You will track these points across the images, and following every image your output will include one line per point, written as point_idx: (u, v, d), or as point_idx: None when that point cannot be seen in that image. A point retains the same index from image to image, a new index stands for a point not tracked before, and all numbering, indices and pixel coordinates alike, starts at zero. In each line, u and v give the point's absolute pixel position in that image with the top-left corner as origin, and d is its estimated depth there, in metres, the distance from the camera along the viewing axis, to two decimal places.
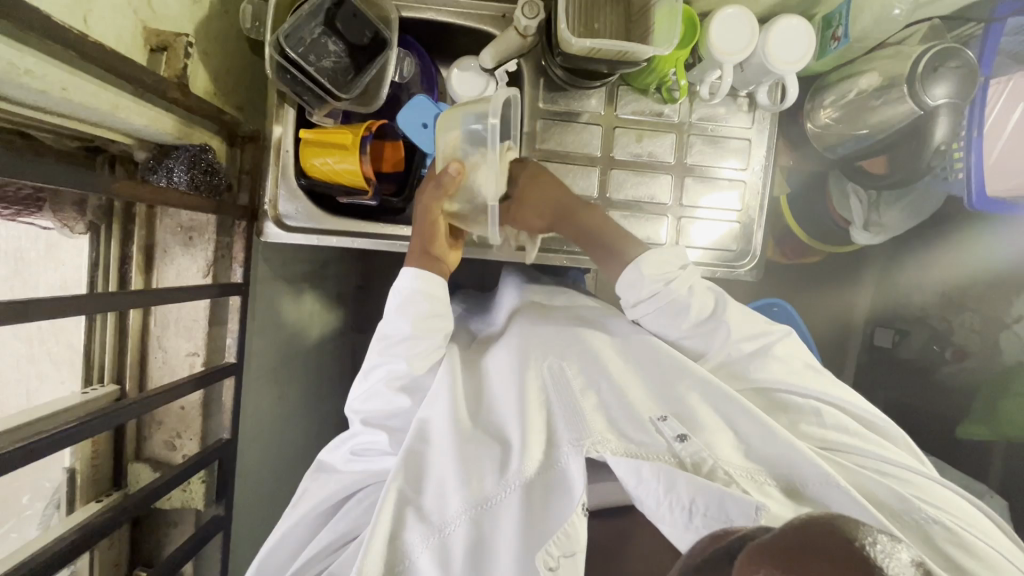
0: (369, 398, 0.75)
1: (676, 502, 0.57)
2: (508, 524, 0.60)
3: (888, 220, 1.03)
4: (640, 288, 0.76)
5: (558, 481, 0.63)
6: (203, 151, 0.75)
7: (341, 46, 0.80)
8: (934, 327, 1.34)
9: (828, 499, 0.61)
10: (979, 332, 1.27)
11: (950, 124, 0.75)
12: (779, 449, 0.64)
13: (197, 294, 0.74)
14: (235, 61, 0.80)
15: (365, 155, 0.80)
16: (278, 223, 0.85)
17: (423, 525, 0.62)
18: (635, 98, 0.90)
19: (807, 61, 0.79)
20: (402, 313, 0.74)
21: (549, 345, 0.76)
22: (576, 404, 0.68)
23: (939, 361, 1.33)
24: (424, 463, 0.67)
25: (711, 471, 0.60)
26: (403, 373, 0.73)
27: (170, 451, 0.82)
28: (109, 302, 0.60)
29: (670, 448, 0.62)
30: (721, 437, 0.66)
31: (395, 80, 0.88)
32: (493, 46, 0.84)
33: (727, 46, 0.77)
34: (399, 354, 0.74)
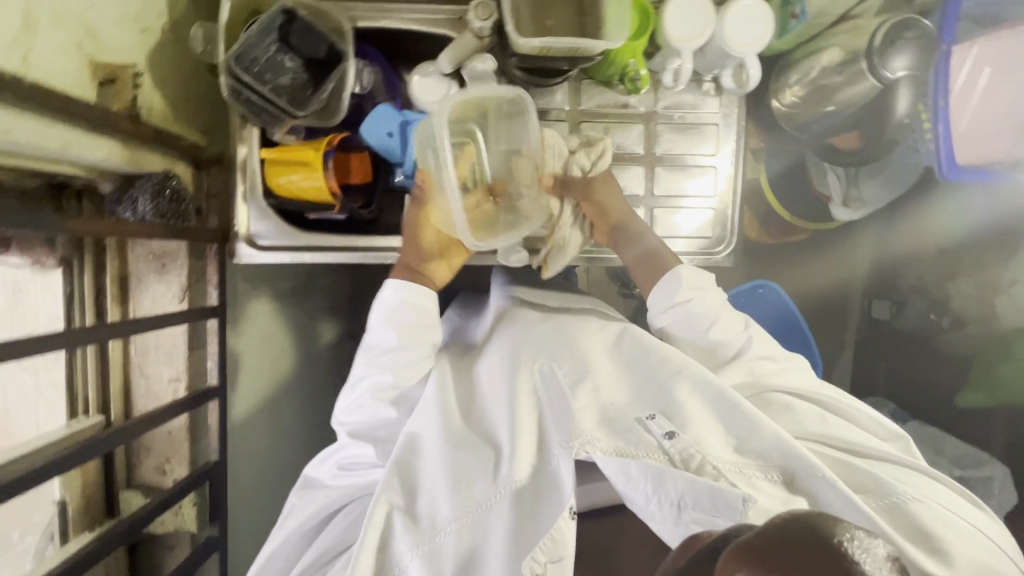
0: (355, 409, 0.75)
1: (666, 497, 0.56)
2: (498, 530, 0.61)
3: (867, 194, 1.03)
4: (674, 293, 0.78)
5: (547, 487, 0.63)
6: (167, 179, 0.75)
7: (297, 62, 0.80)
8: (932, 294, 1.32)
9: (819, 492, 0.59)
10: (975, 299, 1.26)
11: (913, 95, 0.76)
12: (766, 440, 0.63)
13: (172, 321, 0.74)
14: (193, 85, 0.80)
15: (329, 169, 0.80)
16: (250, 243, 0.84)
17: (411, 535, 0.62)
18: (599, 90, 0.90)
19: (766, 41, 0.78)
20: (387, 323, 0.75)
21: (539, 348, 0.76)
22: (567, 405, 0.67)
23: (937, 330, 1.31)
24: (416, 472, 0.68)
25: (699, 465, 0.59)
26: (390, 384, 0.74)
27: (160, 476, 0.83)
28: (79, 337, 0.61)
29: (659, 445, 0.61)
30: (708, 432, 0.65)
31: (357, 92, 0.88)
32: (449, 50, 0.83)
33: (682, 32, 0.76)
34: (385, 365, 0.74)
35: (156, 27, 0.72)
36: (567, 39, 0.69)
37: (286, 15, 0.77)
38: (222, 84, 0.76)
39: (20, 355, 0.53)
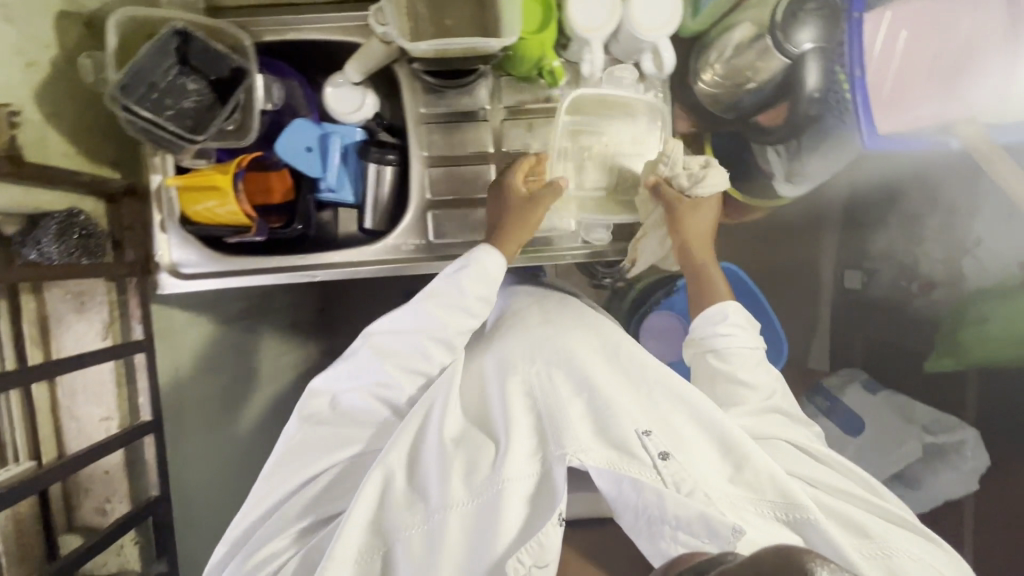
0: (400, 337, 0.75)
1: (653, 517, 0.61)
2: (478, 522, 0.63)
3: (812, 170, 0.94)
4: (716, 324, 0.82)
5: (540, 492, 0.64)
6: (73, 216, 0.73)
7: (200, 85, 0.77)
8: (901, 259, 1.34)
9: (805, 532, 0.64)
10: (943, 263, 1.26)
11: (822, 71, 0.76)
12: (756, 474, 0.67)
13: (91, 360, 0.73)
14: (96, 117, 0.78)
15: (240, 194, 0.78)
16: (173, 272, 0.84)
17: (400, 520, 0.64)
18: (517, 87, 0.87)
19: (677, 23, 0.76)
20: (461, 280, 0.75)
21: (538, 352, 0.76)
22: (566, 412, 0.68)
23: (909, 296, 1.33)
24: (413, 460, 0.69)
25: (689, 490, 0.61)
26: (442, 338, 0.75)
27: (101, 516, 0.83)
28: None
29: (651, 464, 0.63)
30: (699, 451, 0.67)
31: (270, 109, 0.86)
32: (356, 58, 0.81)
33: (586, 21, 0.74)
34: (438, 317, 0.74)
35: (42, 62, 0.70)
36: (464, 39, 0.68)
37: (181, 37, 0.74)
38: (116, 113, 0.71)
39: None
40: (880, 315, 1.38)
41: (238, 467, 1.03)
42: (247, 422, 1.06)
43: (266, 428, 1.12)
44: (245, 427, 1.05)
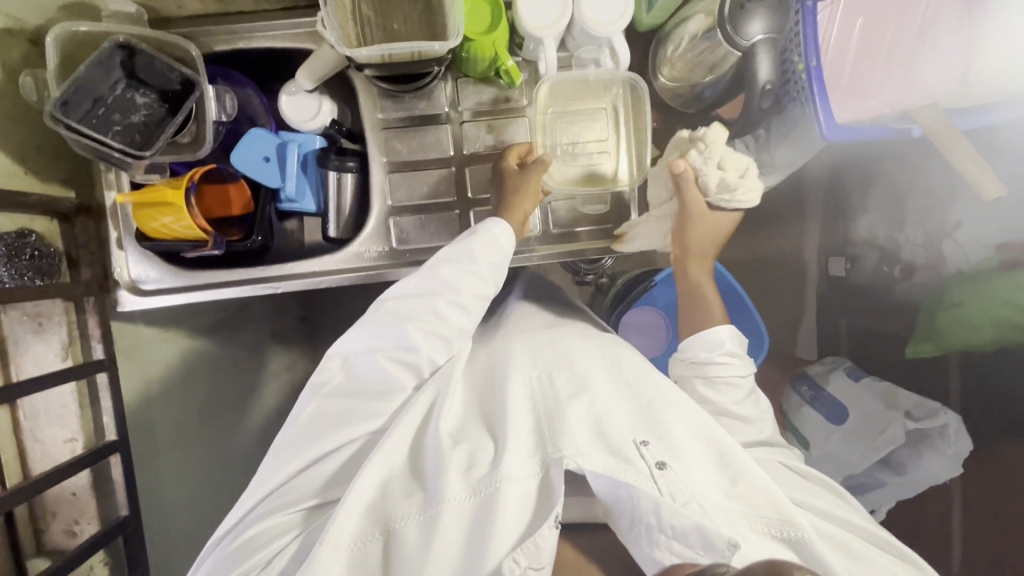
0: (414, 299, 0.75)
1: (646, 525, 0.63)
2: (473, 522, 0.64)
3: (779, 159, 0.98)
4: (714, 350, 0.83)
5: (537, 493, 0.65)
6: (24, 238, 0.73)
7: (150, 97, 0.77)
8: (882, 247, 1.32)
9: (797, 548, 0.66)
10: (924, 246, 1.24)
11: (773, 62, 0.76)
12: (754, 487, 0.68)
13: (43, 384, 0.72)
14: (44, 135, 0.77)
15: (194, 207, 0.77)
16: (133, 289, 0.83)
17: (400, 511, 0.65)
18: (474, 89, 0.85)
19: (629, 18, 0.75)
20: (472, 246, 0.76)
21: (541, 364, 0.78)
22: (566, 419, 0.70)
23: (892, 281, 1.31)
24: (416, 459, 0.71)
25: (686, 501, 0.63)
26: (456, 304, 0.76)
27: (69, 539, 0.81)
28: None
29: (649, 473, 0.65)
30: (697, 462, 0.69)
31: (225, 120, 0.85)
32: (306, 65, 0.80)
33: (536, 20, 0.73)
34: (449, 282, 0.75)
35: None
36: (407, 43, 0.66)
37: (124, 49, 0.74)
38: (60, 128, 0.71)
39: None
40: (863, 300, 1.39)
41: (219, 480, 1.03)
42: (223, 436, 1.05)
43: (246, 438, 1.11)
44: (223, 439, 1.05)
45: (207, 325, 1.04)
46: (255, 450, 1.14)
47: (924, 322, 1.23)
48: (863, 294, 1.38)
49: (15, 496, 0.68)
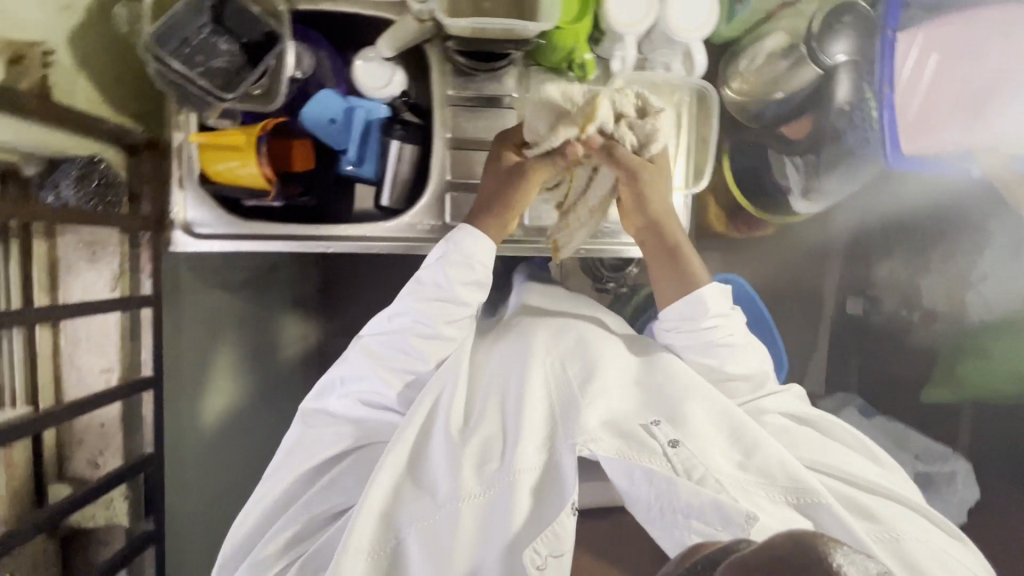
0: (391, 339, 0.76)
1: (667, 505, 0.63)
2: (494, 517, 0.64)
3: (827, 185, 1.03)
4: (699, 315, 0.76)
5: (551, 482, 0.66)
6: (94, 163, 0.73)
7: (233, 45, 0.76)
8: (906, 292, 1.32)
9: (818, 516, 0.66)
10: (947, 296, 1.27)
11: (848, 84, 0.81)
12: (769, 461, 0.67)
13: (92, 309, 0.72)
14: (125, 67, 0.78)
15: (263, 156, 0.78)
16: (187, 230, 0.84)
17: (415, 506, 0.65)
18: (546, 77, 0.88)
19: (711, 28, 0.77)
20: (442, 267, 0.76)
21: (556, 343, 0.77)
22: (576, 406, 0.69)
23: (908, 326, 1.32)
24: (424, 449, 0.69)
25: (701, 477, 0.63)
26: (430, 332, 0.75)
27: (92, 469, 0.81)
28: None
29: (663, 452, 0.65)
30: (712, 441, 0.68)
31: (298, 76, 0.85)
32: (389, 32, 0.81)
33: (622, 17, 0.75)
34: (426, 312, 0.75)
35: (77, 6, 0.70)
36: (500, 20, 0.68)
37: None
38: (148, 62, 0.74)
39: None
40: (876, 343, 1.37)
41: (232, 433, 1.03)
42: (241, 391, 1.05)
43: (260, 397, 1.12)
44: (241, 394, 1.05)
45: (237, 280, 1.04)
46: (268, 412, 1.15)
47: (942, 369, 1.27)
48: (881, 335, 1.36)
49: (55, 415, 0.68)
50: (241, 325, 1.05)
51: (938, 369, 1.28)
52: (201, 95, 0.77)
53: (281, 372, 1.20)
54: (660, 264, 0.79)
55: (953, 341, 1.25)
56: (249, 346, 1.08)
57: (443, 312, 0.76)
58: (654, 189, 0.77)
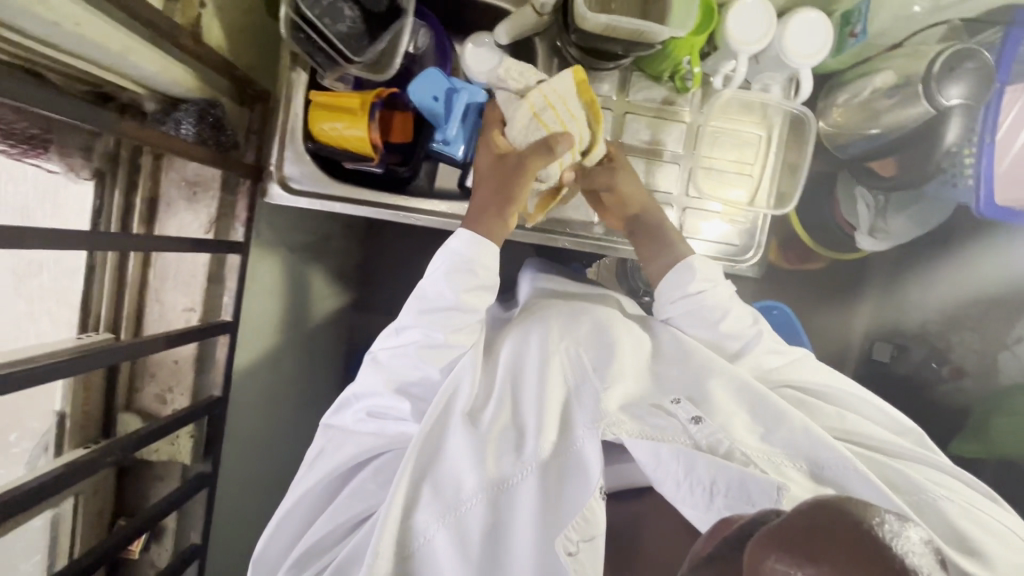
0: (399, 355, 0.72)
1: (697, 483, 0.59)
2: (525, 511, 0.63)
3: (895, 226, 1.02)
4: (686, 286, 0.79)
5: (574, 466, 0.64)
6: (212, 106, 0.76)
7: (356, 12, 0.77)
8: (933, 344, 1.32)
9: (846, 483, 0.63)
10: (977, 352, 1.27)
11: (963, 126, 0.74)
12: (794, 431, 0.66)
13: (192, 246, 0.72)
14: (252, 20, 0.81)
15: (374, 122, 0.80)
16: (282, 184, 0.84)
17: (439, 502, 0.64)
18: (648, 85, 0.89)
19: (822, 56, 0.79)
20: (449, 278, 0.72)
21: (571, 328, 0.75)
22: (595, 393, 0.68)
23: (936, 379, 1.30)
24: (445, 437, 0.68)
25: (727, 452, 0.61)
26: (438, 342, 0.71)
27: (160, 404, 0.83)
28: (78, 241, 0.55)
29: (685, 430, 0.64)
30: (733, 419, 0.67)
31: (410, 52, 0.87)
32: (508, 21, 0.82)
33: (744, 35, 0.77)
34: (433, 326, 0.71)
35: None
36: (635, 19, 0.69)
37: None
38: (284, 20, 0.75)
39: (45, 245, 0.51)
40: (904, 393, 1.33)
41: (282, 392, 1.03)
42: (294, 351, 1.06)
43: (309, 362, 1.12)
44: (293, 354, 1.06)
45: (306, 243, 1.06)
46: (312, 376, 1.15)
47: (977, 421, 1.24)
48: (905, 386, 1.34)
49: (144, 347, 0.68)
50: (301, 287, 1.06)
51: (974, 419, 1.24)
52: (329, 56, 0.77)
53: (326, 341, 1.20)
54: (642, 244, 0.84)
55: (987, 399, 1.24)
56: (306, 310, 1.08)
57: (450, 321, 0.71)
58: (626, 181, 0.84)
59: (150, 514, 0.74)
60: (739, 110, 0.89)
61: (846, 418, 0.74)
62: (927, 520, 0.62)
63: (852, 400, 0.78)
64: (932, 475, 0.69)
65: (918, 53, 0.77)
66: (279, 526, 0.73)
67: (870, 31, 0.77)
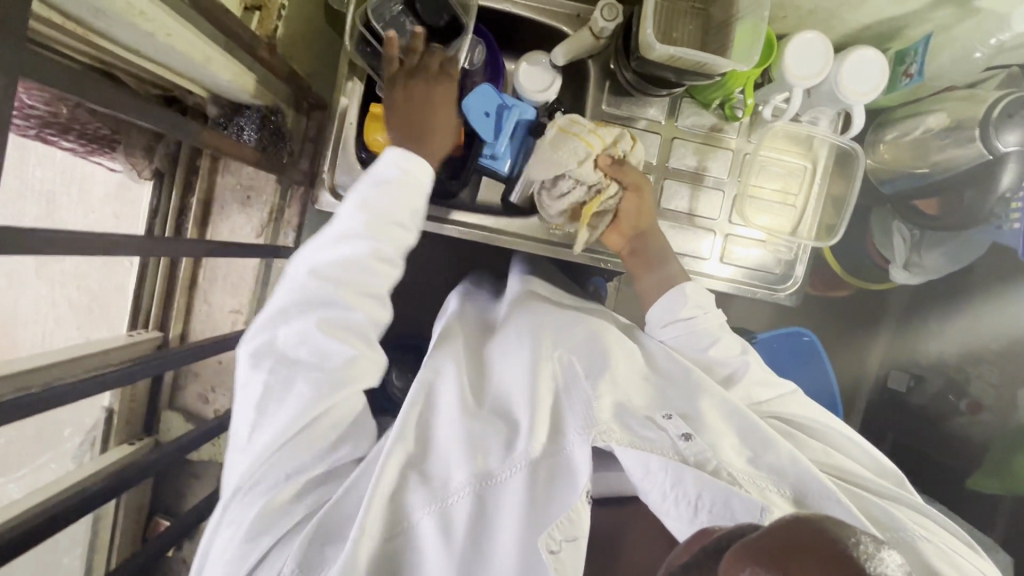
0: (335, 264, 0.61)
1: (682, 496, 0.57)
2: (512, 508, 0.58)
3: (929, 261, 1.03)
4: (677, 310, 0.79)
5: (564, 470, 0.60)
6: (273, 114, 0.77)
7: (417, 27, 0.78)
8: (951, 375, 1.27)
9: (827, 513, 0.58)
10: (995, 388, 1.22)
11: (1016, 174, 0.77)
12: (781, 458, 0.61)
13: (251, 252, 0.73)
14: (313, 30, 0.83)
15: None
16: (332, 193, 0.82)
17: (426, 489, 0.59)
18: (696, 111, 0.89)
19: (876, 93, 0.80)
20: (391, 190, 0.63)
21: (564, 334, 0.73)
22: (590, 394, 0.64)
23: (951, 412, 1.25)
24: (432, 430, 0.63)
25: (715, 470, 0.58)
26: (382, 256, 0.62)
27: (202, 404, 0.84)
28: (135, 247, 0.52)
29: (673, 445, 0.60)
30: (723, 439, 0.63)
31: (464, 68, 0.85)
32: (565, 44, 0.84)
33: (801, 70, 0.78)
34: (364, 233, 0.61)
35: None
36: (699, 53, 0.70)
37: None
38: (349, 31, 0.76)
39: (100, 252, 0.48)
40: (915, 422, 1.30)
41: None
42: None
43: None
44: None
45: None
46: None
47: (993, 461, 1.19)
48: (916, 416, 1.31)
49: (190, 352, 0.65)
50: None
51: (990, 458, 1.20)
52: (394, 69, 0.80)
53: None
54: (643, 268, 0.83)
55: (1008, 436, 1.18)
56: None
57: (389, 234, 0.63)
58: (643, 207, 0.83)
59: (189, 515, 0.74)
60: (786, 141, 0.89)
61: (830, 453, 0.70)
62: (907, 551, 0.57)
63: (836, 437, 0.74)
64: (916, 516, 0.64)
65: (973, 98, 0.78)
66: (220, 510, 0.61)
67: (925, 72, 0.78)
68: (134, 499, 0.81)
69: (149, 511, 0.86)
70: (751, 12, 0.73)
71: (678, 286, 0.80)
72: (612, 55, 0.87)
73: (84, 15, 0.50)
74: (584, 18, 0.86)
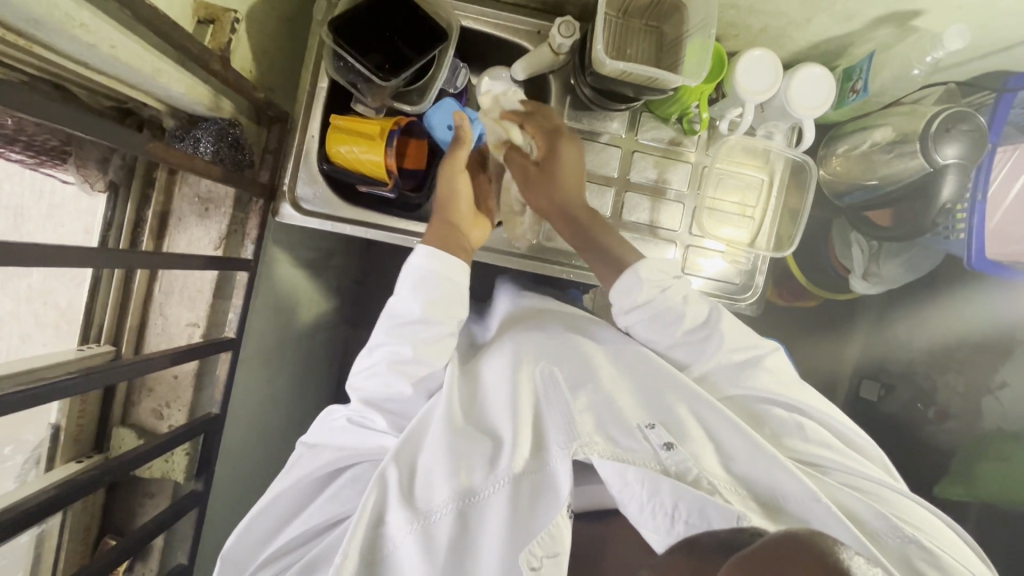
0: (371, 375, 0.71)
1: (660, 507, 0.55)
2: (495, 525, 0.57)
3: (887, 271, 1.04)
4: (636, 293, 0.74)
5: (547, 486, 0.60)
6: (231, 126, 0.76)
7: (393, 36, 0.79)
8: (919, 385, 1.25)
9: (808, 517, 0.58)
10: (962, 396, 1.20)
11: (958, 185, 0.79)
12: (764, 465, 0.60)
13: (190, 263, 0.69)
14: (273, 42, 0.83)
15: (390, 147, 0.81)
16: (295, 205, 0.85)
17: (407, 512, 0.58)
18: (656, 125, 0.91)
19: (827, 107, 0.83)
20: (415, 293, 0.70)
21: (546, 348, 0.73)
22: (567, 405, 0.64)
23: (922, 420, 1.24)
24: (418, 449, 0.65)
25: (695, 479, 0.57)
26: (407, 358, 0.69)
27: (157, 420, 0.82)
28: (85, 257, 0.53)
29: (655, 455, 0.59)
30: (704, 448, 0.62)
31: (450, 91, 0.90)
32: (525, 59, 0.85)
33: (752, 85, 0.80)
34: (405, 340, 0.69)
35: None
36: (648, 69, 0.72)
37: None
38: (325, 45, 0.75)
39: (42, 261, 0.48)
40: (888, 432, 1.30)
41: (275, 410, 1.02)
42: (290, 367, 1.05)
43: (304, 381, 1.11)
44: (290, 372, 1.05)
45: (312, 259, 1.05)
46: (304, 395, 1.13)
47: (961, 465, 1.19)
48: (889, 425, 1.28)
49: (142, 363, 0.65)
50: (306, 304, 1.05)
51: (957, 462, 1.20)
52: (366, 78, 0.77)
53: (325, 358, 1.19)
54: (590, 241, 0.79)
55: (971, 444, 1.18)
56: (306, 327, 1.08)
57: (444, 347, 0.71)
58: (571, 175, 0.82)
59: (140, 532, 0.72)
60: (745, 155, 0.91)
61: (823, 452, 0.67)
62: (881, 550, 0.56)
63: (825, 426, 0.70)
64: (908, 512, 0.62)
65: (913, 112, 0.83)
66: (250, 525, 0.69)
67: (871, 87, 0.81)
68: (84, 518, 0.80)
69: (98, 535, 0.83)
70: (699, 29, 0.75)
71: (630, 266, 0.75)
72: (571, 70, 0.89)
73: (27, 29, 0.51)
74: (544, 34, 0.88)
